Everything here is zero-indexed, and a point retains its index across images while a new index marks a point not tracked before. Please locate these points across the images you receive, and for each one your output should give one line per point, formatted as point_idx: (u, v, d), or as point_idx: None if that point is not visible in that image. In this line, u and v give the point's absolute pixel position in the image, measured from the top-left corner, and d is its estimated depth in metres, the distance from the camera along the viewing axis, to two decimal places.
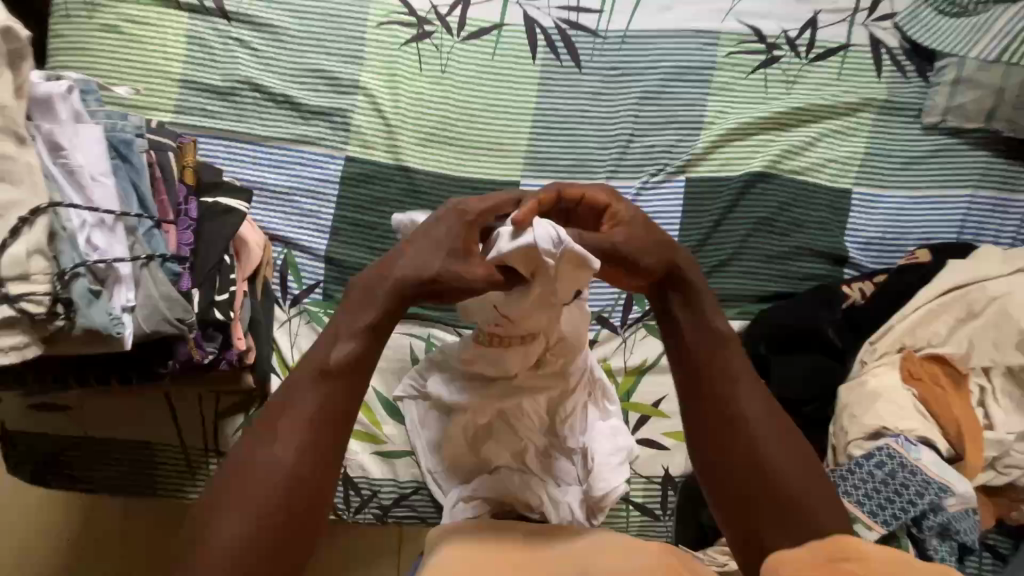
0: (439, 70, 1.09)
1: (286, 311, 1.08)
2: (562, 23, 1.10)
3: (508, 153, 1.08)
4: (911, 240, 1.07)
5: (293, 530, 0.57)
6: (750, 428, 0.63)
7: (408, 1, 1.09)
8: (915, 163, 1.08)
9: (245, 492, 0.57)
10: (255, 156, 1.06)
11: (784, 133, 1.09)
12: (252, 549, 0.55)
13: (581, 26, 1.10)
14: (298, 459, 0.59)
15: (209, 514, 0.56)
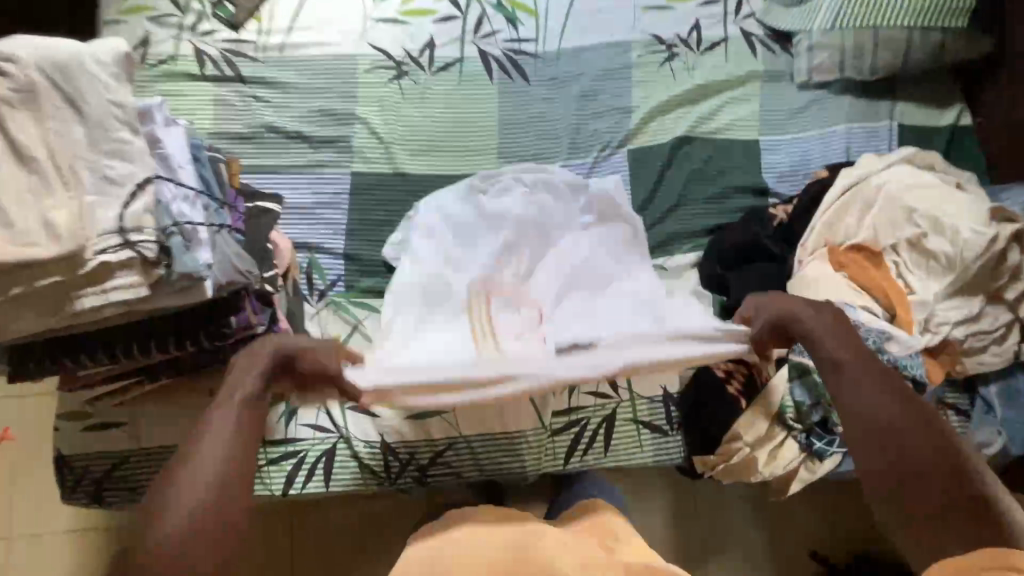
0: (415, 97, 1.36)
1: (315, 305, 1.24)
2: (508, 51, 1.40)
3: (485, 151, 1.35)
4: (813, 168, 1.36)
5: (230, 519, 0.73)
6: (908, 449, 0.74)
7: (386, 51, 1.38)
8: (798, 113, 1.39)
9: (191, 484, 0.74)
10: (276, 183, 1.29)
11: (696, 105, 1.40)
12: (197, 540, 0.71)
13: (523, 52, 1.41)
14: (233, 455, 0.77)
15: (161, 514, 0.72)
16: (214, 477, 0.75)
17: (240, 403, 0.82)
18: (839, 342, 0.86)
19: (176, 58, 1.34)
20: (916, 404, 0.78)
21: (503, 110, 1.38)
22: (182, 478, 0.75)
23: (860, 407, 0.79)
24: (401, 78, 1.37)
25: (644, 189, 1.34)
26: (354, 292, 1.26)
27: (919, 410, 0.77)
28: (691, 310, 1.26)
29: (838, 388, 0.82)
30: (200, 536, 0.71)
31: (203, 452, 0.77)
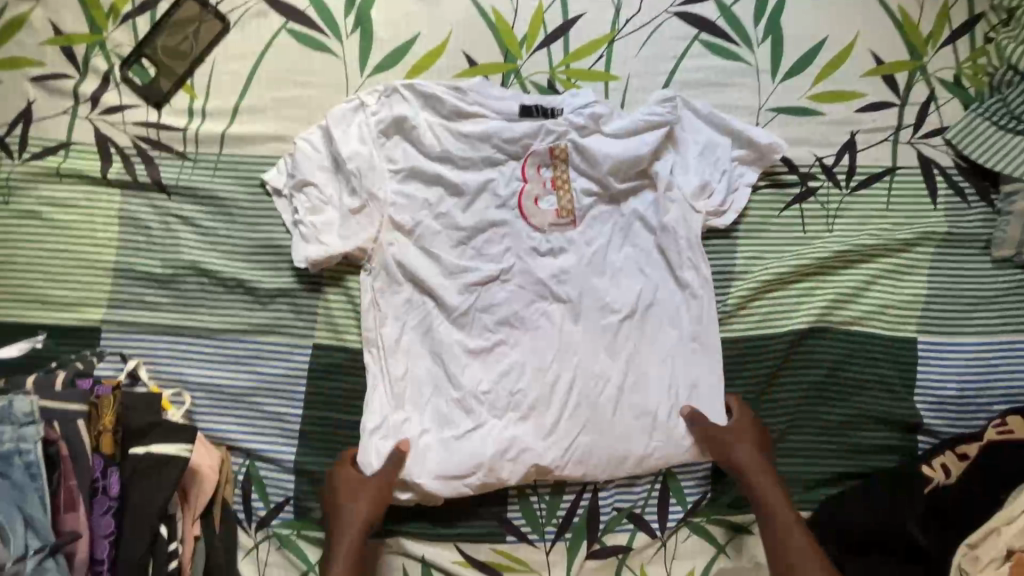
0: (418, 238, 0.91)
1: (251, 536, 0.90)
2: (559, 160, 0.93)
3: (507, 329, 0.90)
4: (995, 396, 0.90)
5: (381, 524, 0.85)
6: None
7: (374, 149, 0.91)
8: (987, 304, 0.92)
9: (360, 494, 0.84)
10: (203, 354, 0.90)
11: (831, 277, 0.93)
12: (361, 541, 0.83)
13: (584, 161, 0.92)
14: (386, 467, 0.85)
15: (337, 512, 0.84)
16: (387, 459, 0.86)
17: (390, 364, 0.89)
18: (752, 451, 0.86)
19: (68, 147, 0.92)
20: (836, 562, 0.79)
21: (543, 262, 0.92)
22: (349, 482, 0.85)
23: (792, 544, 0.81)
24: (403, 206, 0.91)
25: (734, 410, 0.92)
26: (308, 521, 0.90)
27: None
28: None
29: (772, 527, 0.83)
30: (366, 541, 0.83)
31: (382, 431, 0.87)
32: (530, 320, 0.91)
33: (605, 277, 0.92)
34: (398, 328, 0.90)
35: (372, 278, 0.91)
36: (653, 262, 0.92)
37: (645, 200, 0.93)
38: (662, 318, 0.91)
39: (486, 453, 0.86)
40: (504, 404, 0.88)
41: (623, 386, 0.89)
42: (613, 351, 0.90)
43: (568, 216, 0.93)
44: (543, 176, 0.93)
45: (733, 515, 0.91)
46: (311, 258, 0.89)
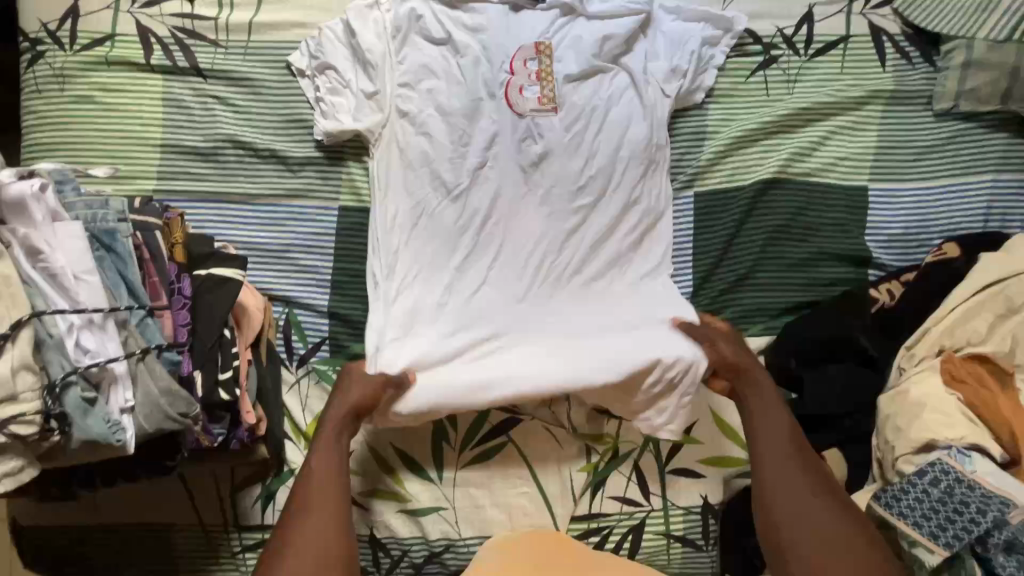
0: (421, 123, 1.02)
1: (294, 372, 1.04)
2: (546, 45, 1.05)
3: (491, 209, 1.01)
4: (937, 232, 1.03)
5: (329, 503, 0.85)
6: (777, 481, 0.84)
7: (385, 34, 1.04)
8: (930, 152, 1.04)
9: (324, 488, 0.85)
10: (244, 216, 1.03)
11: (792, 134, 1.05)
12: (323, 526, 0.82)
13: (565, 47, 1.05)
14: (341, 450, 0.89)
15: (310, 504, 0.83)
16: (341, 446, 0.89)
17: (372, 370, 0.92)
18: (733, 348, 0.95)
19: (113, 38, 1.04)
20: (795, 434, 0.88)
21: (524, 140, 1.03)
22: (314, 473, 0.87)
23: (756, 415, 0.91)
24: (406, 97, 1.02)
25: (709, 254, 1.05)
26: (342, 359, 1.04)
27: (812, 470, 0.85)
28: None
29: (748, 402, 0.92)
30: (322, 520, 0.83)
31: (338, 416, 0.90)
32: (508, 266, 1.00)
33: (575, 186, 1.02)
34: (394, 198, 1.01)
35: (378, 151, 1.03)
36: (625, 148, 1.03)
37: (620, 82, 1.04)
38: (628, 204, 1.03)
39: (468, 326, 0.97)
40: (475, 291, 0.99)
41: (594, 281, 1.01)
42: (599, 271, 1.01)
43: (549, 105, 1.04)
44: (529, 68, 1.04)
45: None
46: (327, 130, 1.02)
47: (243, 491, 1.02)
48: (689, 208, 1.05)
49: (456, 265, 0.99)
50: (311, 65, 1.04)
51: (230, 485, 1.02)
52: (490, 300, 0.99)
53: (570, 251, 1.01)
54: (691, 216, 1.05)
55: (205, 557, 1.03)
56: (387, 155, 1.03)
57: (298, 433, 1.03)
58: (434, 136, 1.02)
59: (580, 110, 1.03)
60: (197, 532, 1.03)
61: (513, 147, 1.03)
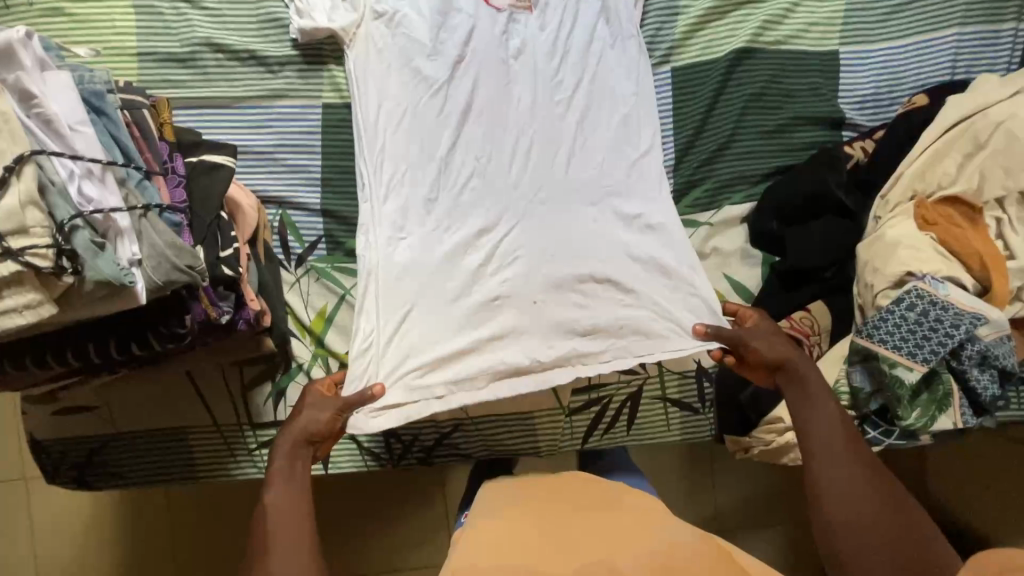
0: (398, 24, 1.02)
1: (293, 272, 1.06)
2: None
3: (479, 108, 1.00)
4: (907, 89, 1.07)
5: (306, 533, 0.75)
6: (831, 473, 0.74)
7: None
8: (895, 11, 1.07)
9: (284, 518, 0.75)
10: (229, 121, 1.04)
11: (762, 3, 1.08)
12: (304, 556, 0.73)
13: None
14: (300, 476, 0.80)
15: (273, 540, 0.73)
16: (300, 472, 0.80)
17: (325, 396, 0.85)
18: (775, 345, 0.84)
19: None
20: (853, 429, 0.78)
21: (505, 38, 1.03)
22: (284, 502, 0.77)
23: (816, 411, 0.79)
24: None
25: (689, 128, 1.08)
26: (339, 255, 1.06)
27: (871, 465, 0.75)
28: (734, 275, 1.07)
29: (789, 390, 0.82)
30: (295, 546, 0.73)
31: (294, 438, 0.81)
32: (498, 157, 0.99)
33: (558, 80, 1.02)
34: (377, 100, 1.00)
35: (359, 57, 1.02)
36: (603, 41, 1.04)
37: None
38: (611, 92, 1.03)
39: (466, 225, 0.95)
40: (468, 190, 0.97)
41: (592, 168, 0.99)
42: (590, 155, 1.00)
43: (523, 3, 1.05)
44: None
45: (693, 215, 1.08)
46: (301, 28, 1.01)
47: (254, 390, 1.05)
48: (668, 84, 1.08)
49: (444, 165, 0.98)
50: None
51: (241, 387, 1.05)
52: (481, 195, 0.97)
53: (556, 143, 1.00)
54: (670, 94, 1.08)
55: (223, 457, 1.06)
56: (366, 60, 1.01)
57: (303, 330, 1.06)
58: (414, 39, 1.01)
59: (556, 11, 1.05)
60: (213, 433, 1.05)
61: (490, 45, 1.02)
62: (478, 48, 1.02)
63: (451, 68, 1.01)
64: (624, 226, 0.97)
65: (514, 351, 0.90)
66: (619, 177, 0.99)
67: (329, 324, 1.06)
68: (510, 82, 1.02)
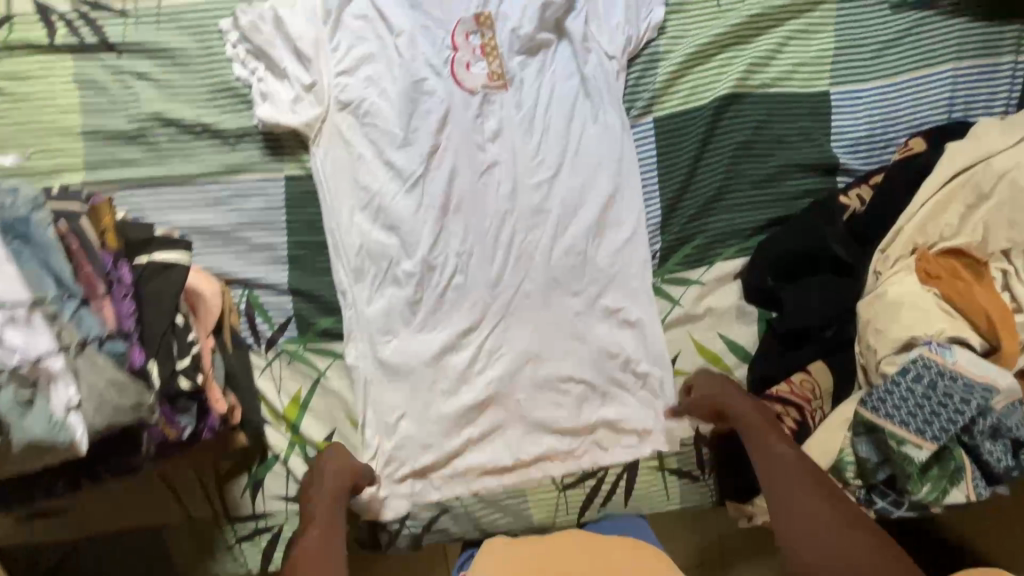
0: (365, 113, 0.97)
1: (263, 355, 1.00)
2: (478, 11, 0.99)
3: (461, 206, 1.00)
4: (903, 129, 1.01)
5: None
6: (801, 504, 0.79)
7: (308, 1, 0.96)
8: (889, 47, 1.01)
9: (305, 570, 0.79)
10: (186, 199, 0.97)
11: (747, 45, 1.01)
12: None
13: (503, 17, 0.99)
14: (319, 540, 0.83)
15: None
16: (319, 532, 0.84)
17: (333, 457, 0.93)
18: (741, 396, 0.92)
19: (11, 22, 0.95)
20: (812, 468, 0.84)
21: (480, 119, 1.00)
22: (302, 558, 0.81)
23: (776, 456, 0.85)
24: (345, 86, 0.96)
25: (675, 185, 1.01)
26: (310, 336, 1.00)
27: (839, 503, 0.79)
28: (729, 335, 1.02)
29: (748, 438, 0.89)
30: None
31: (317, 506, 0.88)
32: (480, 250, 1.00)
33: (539, 164, 1.00)
34: (346, 197, 0.97)
35: (325, 152, 0.97)
36: (583, 118, 1.00)
37: (567, 48, 1.00)
38: (594, 171, 1.00)
39: (450, 327, 1.00)
40: (454, 289, 1.00)
41: (575, 259, 1.01)
42: (572, 245, 1.00)
43: (498, 80, 0.99)
44: (472, 43, 0.99)
45: (684, 273, 1.03)
46: (263, 116, 0.95)
47: (230, 481, 0.99)
48: (651, 134, 1.01)
49: (428, 265, 0.99)
50: (235, 51, 0.96)
51: (216, 479, 1.00)
52: (465, 292, 1.00)
53: (537, 235, 1.01)
54: (653, 145, 1.01)
55: (201, 552, 1.00)
56: (335, 159, 0.97)
57: (277, 418, 1.00)
58: (384, 130, 0.98)
59: (534, 83, 1.00)
60: (187, 528, 1.00)
61: (465, 130, 0.99)
62: (456, 138, 0.99)
63: (429, 161, 0.99)
64: (602, 321, 1.01)
65: (501, 451, 1.00)
66: (603, 271, 1.01)
67: (304, 409, 1.00)
68: (489, 166, 1.00)
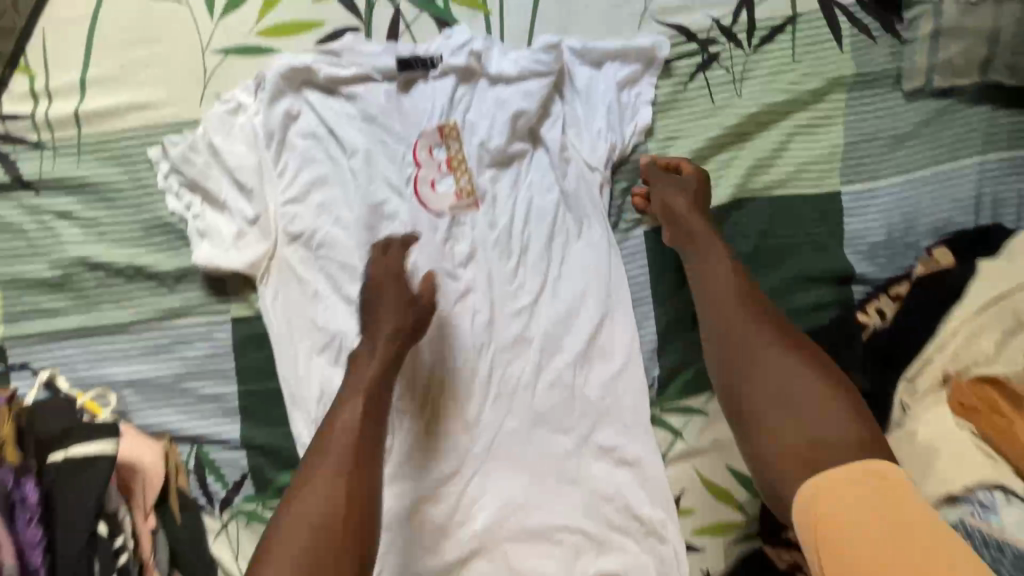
0: (319, 244, 0.85)
1: (218, 517, 0.87)
2: (442, 119, 0.86)
3: (432, 340, 0.89)
4: (925, 233, 0.90)
5: (344, 536, 0.65)
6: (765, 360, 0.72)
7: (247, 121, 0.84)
8: (905, 141, 0.89)
9: (301, 507, 0.66)
10: (121, 350, 0.86)
11: (746, 144, 0.90)
12: (314, 553, 0.64)
13: (471, 126, 0.87)
14: (326, 502, 0.66)
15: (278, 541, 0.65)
16: (330, 482, 0.68)
17: (371, 379, 0.75)
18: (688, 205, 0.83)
19: None
20: (782, 331, 0.74)
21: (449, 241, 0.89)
22: (311, 529, 0.65)
23: (711, 268, 0.79)
24: (295, 216, 0.85)
25: (672, 305, 0.90)
26: (269, 494, 0.87)
27: (813, 360, 0.72)
28: (739, 467, 0.92)
29: (710, 310, 0.77)
30: (291, 551, 0.64)
31: (336, 438, 0.71)
32: (455, 387, 0.90)
33: (517, 289, 0.90)
34: (297, 339, 0.85)
35: (275, 292, 0.86)
36: (565, 235, 0.89)
37: (544, 157, 0.89)
38: (579, 294, 0.89)
39: (423, 476, 0.88)
40: (427, 433, 0.89)
41: (560, 393, 0.89)
42: (558, 376, 0.89)
43: (468, 198, 0.88)
44: (436, 158, 0.87)
45: (686, 401, 0.92)
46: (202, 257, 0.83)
47: None
48: (642, 248, 0.91)
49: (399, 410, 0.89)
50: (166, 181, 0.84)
51: None
52: (439, 436, 0.89)
53: (517, 367, 0.90)
54: (644, 260, 0.91)
55: None
56: (285, 298, 0.86)
57: None
58: (338, 261, 0.85)
59: (511, 198, 0.89)
60: None
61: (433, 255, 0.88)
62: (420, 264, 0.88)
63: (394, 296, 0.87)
64: (596, 461, 0.90)
65: None
66: (593, 405, 0.90)
67: None
68: (462, 291, 0.89)
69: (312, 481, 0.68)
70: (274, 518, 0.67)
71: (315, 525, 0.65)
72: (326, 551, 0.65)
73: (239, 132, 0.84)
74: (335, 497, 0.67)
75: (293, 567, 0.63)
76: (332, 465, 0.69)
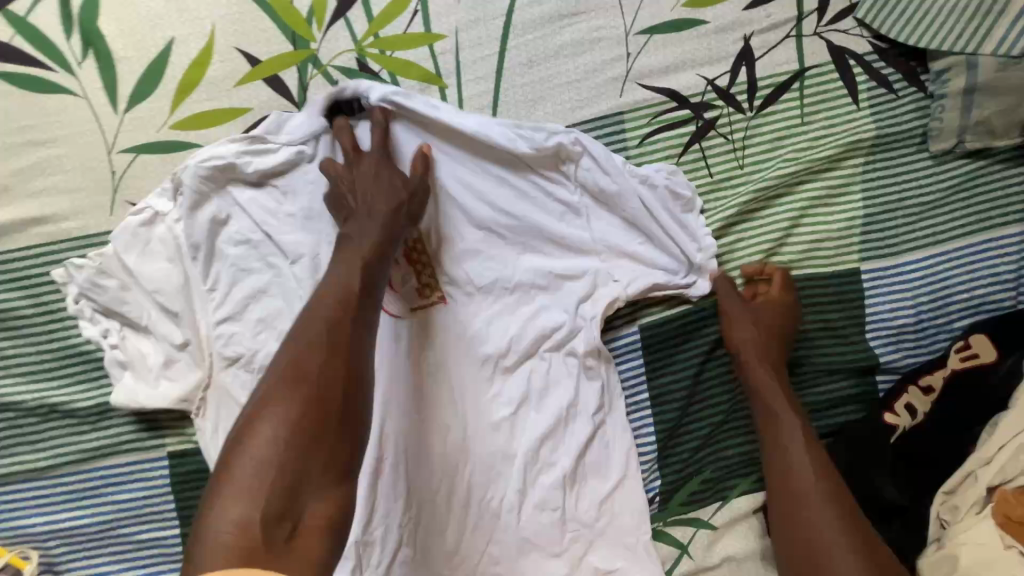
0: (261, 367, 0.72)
1: None
2: None
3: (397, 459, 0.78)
4: (959, 314, 0.78)
5: (323, 428, 0.58)
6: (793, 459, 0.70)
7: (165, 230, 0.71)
8: (935, 209, 0.77)
9: (294, 386, 0.59)
10: (41, 497, 0.75)
11: (751, 220, 0.78)
12: (294, 448, 0.56)
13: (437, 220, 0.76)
14: (326, 361, 0.60)
15: (258, 421, 0.57)
16: (323, 336, 0.61)
17: (384, 207, 0.69)
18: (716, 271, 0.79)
19: None
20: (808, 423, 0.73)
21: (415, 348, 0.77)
22: (304, 375, 0.59)
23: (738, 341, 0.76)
24: (230, 336, 0.72)
25: (673, 407, 0.80)
26: None
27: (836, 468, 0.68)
28: None
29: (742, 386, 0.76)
30: (290, 459, 0.56)
31: (337, 287, 0.64)
32: (427, 513, 0.78)
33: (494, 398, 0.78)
34: None
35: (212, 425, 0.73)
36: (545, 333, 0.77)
37: (520, 246, 0.77)
38: (565, 403, 0.78)
39: None
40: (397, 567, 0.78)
41: (548, 516, 0.78)
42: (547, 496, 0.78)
43: (433, 295, 0.77)
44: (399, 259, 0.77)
45: (694, 512, 0.81)
46: (123, 393, 0.72)
47: None
48: (636, 346, 0.79)
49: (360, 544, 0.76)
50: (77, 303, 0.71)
51: None
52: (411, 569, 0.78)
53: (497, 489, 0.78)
54: (639, 358, 0.79)
55: None
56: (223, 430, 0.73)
57: None
58: None
59: (482, 295, 0.77)
60: None
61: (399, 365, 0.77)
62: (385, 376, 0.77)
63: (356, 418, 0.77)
64: None
65: None
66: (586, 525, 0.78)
67: None
68: (431, 402, 0.78)
69: (307, 322, 0.62)
70: (273, 361, 0.61)
71: (309, 394, 0.58)
72: (292, 403, 0.58)
73: (159, 243, 0.72)
74: (334, 357, 0.61)
75: (279, 430, 0.57)
76: (316, 348, 0.61)
